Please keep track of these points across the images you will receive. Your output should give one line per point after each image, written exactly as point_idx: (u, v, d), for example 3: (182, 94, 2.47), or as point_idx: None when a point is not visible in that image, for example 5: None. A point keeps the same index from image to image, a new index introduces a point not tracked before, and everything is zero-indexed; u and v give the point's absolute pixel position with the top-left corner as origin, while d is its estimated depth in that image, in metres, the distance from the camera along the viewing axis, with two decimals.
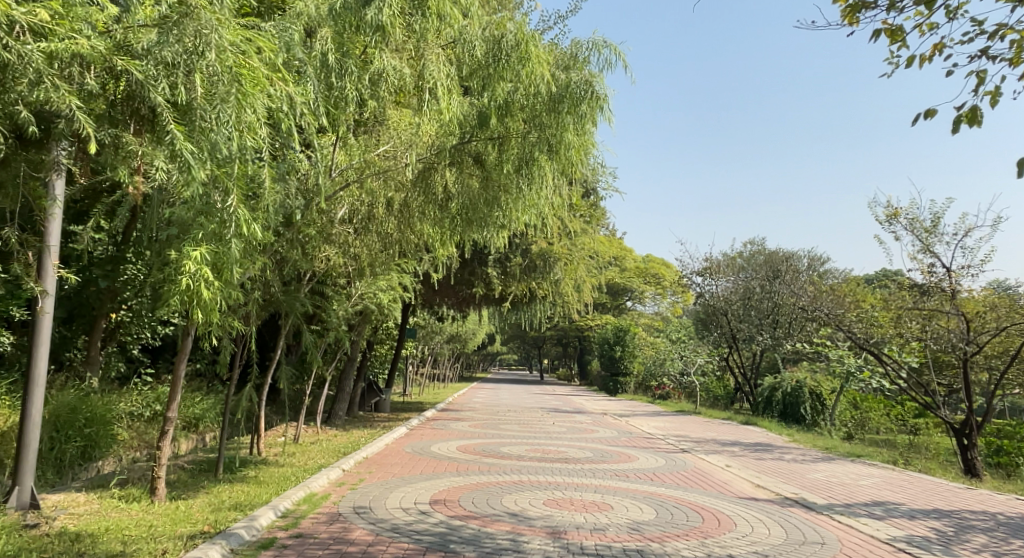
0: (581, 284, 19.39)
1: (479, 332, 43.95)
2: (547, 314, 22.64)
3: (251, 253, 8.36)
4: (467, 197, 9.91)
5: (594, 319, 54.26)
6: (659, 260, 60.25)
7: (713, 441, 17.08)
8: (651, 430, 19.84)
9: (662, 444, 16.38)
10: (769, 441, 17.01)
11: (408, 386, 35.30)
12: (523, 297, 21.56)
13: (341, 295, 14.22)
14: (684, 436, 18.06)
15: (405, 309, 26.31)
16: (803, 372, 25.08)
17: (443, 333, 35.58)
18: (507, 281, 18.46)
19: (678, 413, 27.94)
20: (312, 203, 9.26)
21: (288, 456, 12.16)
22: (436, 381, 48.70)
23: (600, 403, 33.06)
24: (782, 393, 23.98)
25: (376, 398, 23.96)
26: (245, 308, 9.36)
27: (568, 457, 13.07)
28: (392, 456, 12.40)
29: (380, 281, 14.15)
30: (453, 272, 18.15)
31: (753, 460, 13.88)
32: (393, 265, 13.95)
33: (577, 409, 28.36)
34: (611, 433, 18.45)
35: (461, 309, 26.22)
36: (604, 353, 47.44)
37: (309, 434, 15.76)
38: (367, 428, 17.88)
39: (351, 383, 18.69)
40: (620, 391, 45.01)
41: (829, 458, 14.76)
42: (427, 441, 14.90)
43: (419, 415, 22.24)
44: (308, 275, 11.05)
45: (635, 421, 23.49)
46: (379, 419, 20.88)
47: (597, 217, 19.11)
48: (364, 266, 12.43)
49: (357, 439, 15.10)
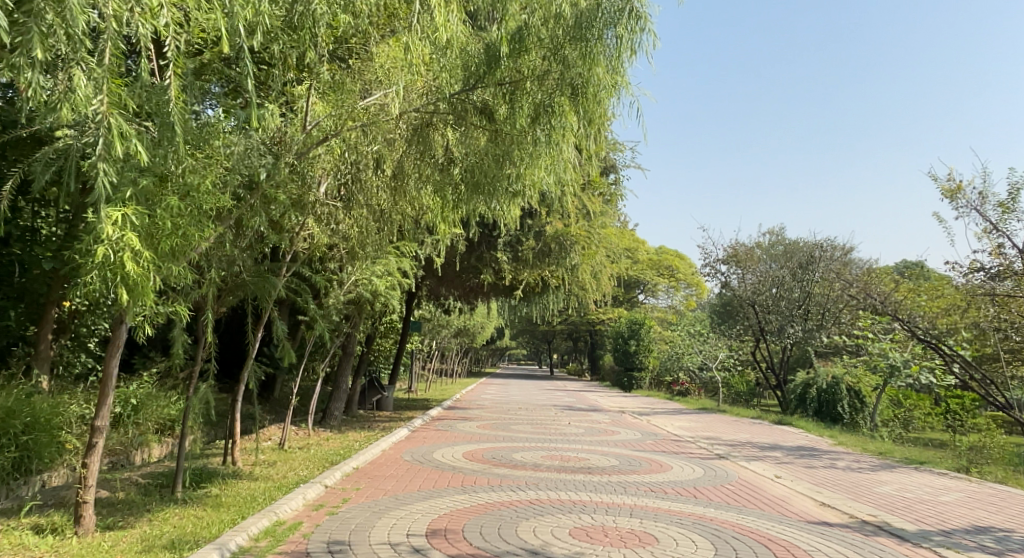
0: (600, 272, 17.63)
1: (488, 325, 42.19)
2: (561, 305, 20.90)
3: (197, 222, 6.53)
4: (473, 157, 8.37)
5: (607, 312, 52.43)
6: (672, 252, 58.38)
7: (751, 445, 15.37)
8: (677, 431, 18.11)
9: (695, 449, 14.64)
10: (814, 446, 15.30)
11: (414, 382, 33.58)
12: (534, 287, 19.82)
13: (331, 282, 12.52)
14: (716, 439, 16.33)
15: (408, 299, 24.62)
16: (838, 367, 23.31)
17: (450, 327, 33.86)
18: (519, 268, 16.70)
19: (701, 411, 26.23)
20: (281, 160, 7.52)
21: (268, 466, 10.44)
22: (443, 377, 47.04)
23: (616, 400, 31.42)
24: (817, 390, 22.46)
25: (378, 395, 22.23)
26: (198, 291, 7.51)
27: (592, 466, 11.32)
28: (388, 465, 10.66)
29: (375, 266, 12.43)
30: (458, 256, 16.36)
31: (805, 471, 12.14)
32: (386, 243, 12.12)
33: (593, 407, 26.68)
34: (634, 436, 16.70)
35: (469, 300, 24.53)
36: (618, 347, 45.67)
37: (298, 437, 14.04)
38: (365, 430, 16.15)
39: (348, 380, 16.98)
40: (635, 387, 43.23)
41: (888, 466, 13.01)
42: (430, 446, 13.18)
43: (424, 414, 20.58)
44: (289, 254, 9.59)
45: (657, 420, 21.81)
46: (379, 419, 19.15)
47: (617, 197, 17.32)
48: (360, 246, 10.73)
49: (353, 443, 13.43)
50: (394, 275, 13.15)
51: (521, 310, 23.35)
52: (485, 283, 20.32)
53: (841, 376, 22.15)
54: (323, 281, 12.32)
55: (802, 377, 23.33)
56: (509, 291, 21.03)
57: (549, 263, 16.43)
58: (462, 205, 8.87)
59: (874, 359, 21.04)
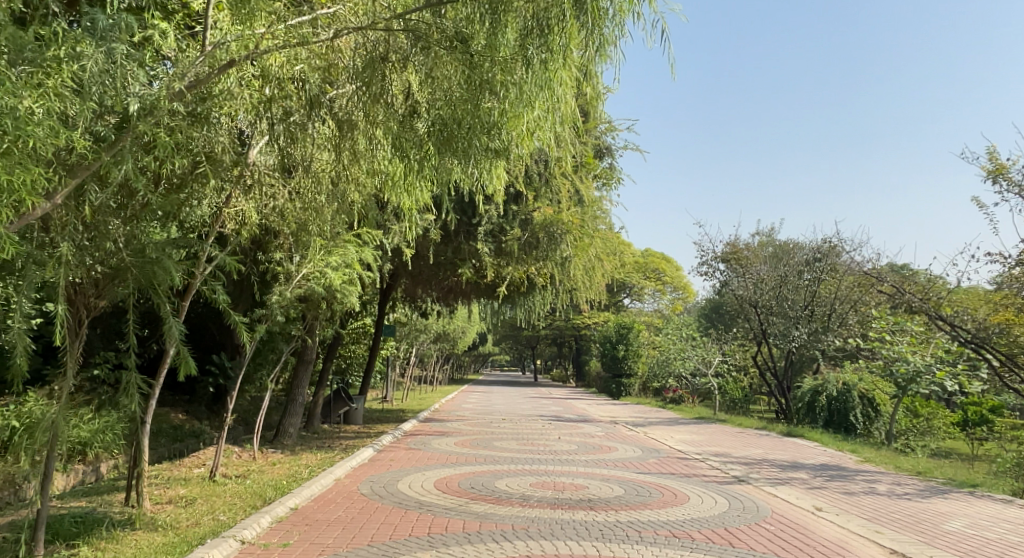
0: (593, 266, 15.61)
1: (469, 330, 40.19)
2: (549, 306, 18.85)
3: (13, 164, 4.23)
4: (442, 103, 6.64)
5: (593, 316, 50.48)
6: (659, 254, 56.65)
7: (769, 464, 13.39)
8: (680, 446, 16.07)
9: (706, 469, 12.59)
10: (842, 465, 13.33)
11: (390, 390, 31.41)
12: (519, 287, 17.76)
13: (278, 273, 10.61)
14: (727, 455, 14.26)
15: (380, 299, 22.43)
16: (850, 371, 21.32)
17: (428, 332, 31.62)
18: (502, 261, 14.60)
19: (699, 421, 24.24)
20: (168, 89, 5.31)
21: (184, 506, 8.26)
22: (422, 385, 44.73)
23: (606, 409, 29.30)
24: (826, 398, 20.32)
25: (346, 407, 20.01)
26: (40, 274, 5.25)
27: (594, 498, 9.29)
28: (338, 503, 8.47)
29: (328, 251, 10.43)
30: (430, 247, 14.18)
31: (847, 501, 10.14)
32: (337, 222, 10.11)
33: (582, 418, 24.62)
34: (634, 452, 14.65)
35: (447, 301, 22.39)
36: (604, 352, 43.57)
37: (239, 461, 11.82)
38: (323, 450, 13.93)
39: (306, 392, 14.89)
40: (624, 395, 41.13)
41: (939, 491, 11.04)
42: (397, 471, 11.05)
43: (396, 429, 18.38)
44: (215, 232, 7.84)
45: (655, 432, 19.77)
46: (343, 436, 16.91)
47: (614, 182, 15.30)
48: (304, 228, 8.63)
49: (303, 469, 11.21)
50: (355, 268, 11.18)
51: (504, 312, 21.30)
52: (464, 281, 18.24)
53: (852, 382, 20.15)
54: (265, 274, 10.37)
55: (808, 383, 21.32)
56: (490, 290, 18.96)
57: (537, 256, 14.35)
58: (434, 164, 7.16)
59: (891, 364, 19.14)
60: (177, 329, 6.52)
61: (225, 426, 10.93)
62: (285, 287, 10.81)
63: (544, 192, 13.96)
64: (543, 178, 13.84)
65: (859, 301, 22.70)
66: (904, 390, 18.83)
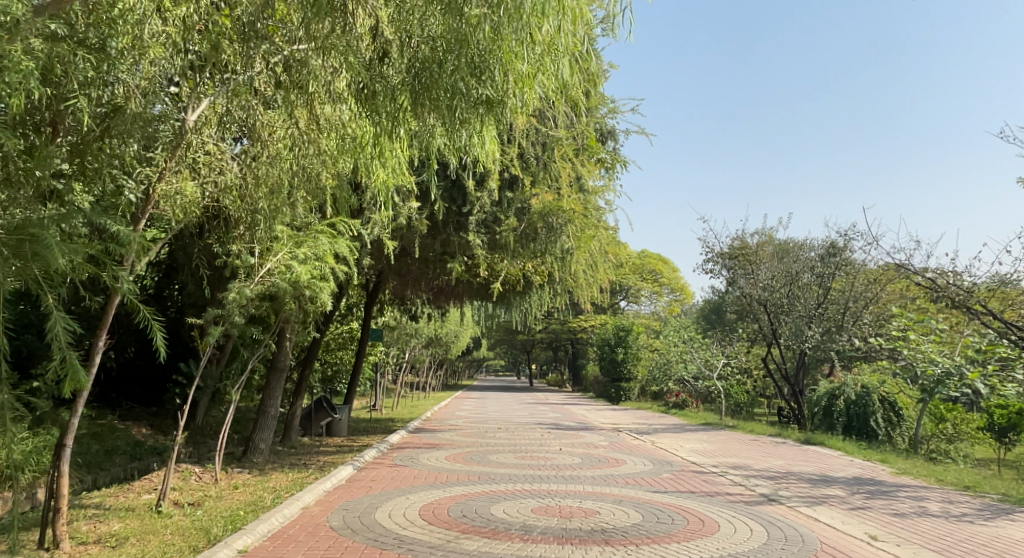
0: (596, 260, 14.20)
1: (463, 334, 38.71)
2: (547, 306, 17.41)
3: None
4: (416, 31, 5.92)
5: (590, 319, 49.00)
6: (656, 255, 55.32)
7: (798, 478, 11.93)
8: (693, 457, 14.61)
9: (729, 486, 11.13)
10: (880, 479, 11.88)
11: (380, 397, 29.97)
12: (514, 286, 16.33)
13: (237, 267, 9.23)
14: (748, 468, 12.79)
15: (366, 301, 21.02)
16: (869, 373, 19.85)
17: (420, 336, 30.17)
18: (495, 255, 13.15)
19: (705, 427, 22.82)
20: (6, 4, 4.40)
21: (109, 550, 6.78)
22: (414, 392, 43.23)
23: (607, 416, 27.80)
24: (845, 402, 18.64)
25: (329, 419, 18.55)
26: None
27: (607, 527, 7.88)
28: (300, 542, 7.04)
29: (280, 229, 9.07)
30: (414, 240, 12.70)
31: (901, 525, 8.70)
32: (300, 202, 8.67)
33: (583, 425, 23.14)
34: (644, 466, 13.20)
35: (438, 303, 20.94)
36: (602, 356, 42.07)
37: (197, 487, 10.34)
38: (297, 469, 12.42)
39: (279, 402, 13.63)
40: (623, 399, 39.57)
41: (1001, 511, 9.60)
42: (378, 497, 9.60)
43: (383, 442, 16.90)
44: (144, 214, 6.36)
45: (663, 441, 18.31)
46: (322, 452, 15.43)
47: (617, 167, 13.85)
48: (256, 207, 7.20)
49: (268, 495, 9.69)
50: (327, 262, 9.82)
51: (498, 314, 19.85)
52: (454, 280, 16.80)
53: (871, 385, 18.64)
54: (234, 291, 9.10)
55: (825, 387, 19.67)
56: (483, 289, 17.53)
57: (534, 249, 12.92)
58: (409, 118, 6.17)
59: (913, 364, 17.55)
60: (63, 327, 5.09)
61: (178, 445, 9.51)
62: (244, 283, 9.38)
63: (542, 177, 12.51)
64: (541, 161, 12.43)
65: (875, 298, 21.35)
66: (931, 394, 17.19)
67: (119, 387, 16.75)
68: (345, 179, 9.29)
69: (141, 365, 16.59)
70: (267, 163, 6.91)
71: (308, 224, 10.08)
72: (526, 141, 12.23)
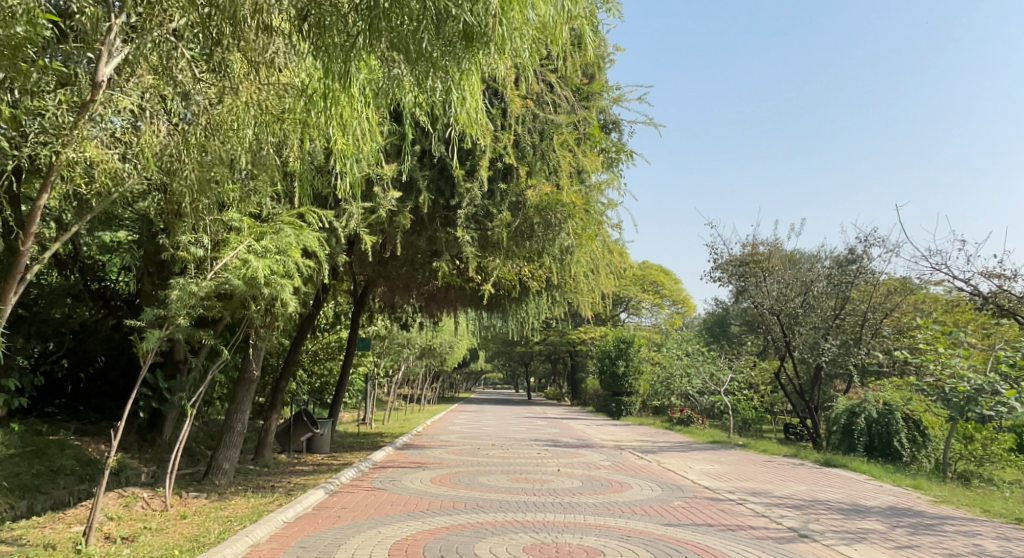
0: (599, 262, 12.90)
1: (459, 345, 37.30)
2: (545, 314, 16.09)
3: None
4: None
5: (589, 331, 47.64)
6: (657, 267, 53.99)
7: (827, 506, 10.55)
8: (705, 481, 13.21)
9: (750, 517, 9.78)
10: (920, 509, 10.49)
11: (370, 410, 28.57)
12: (509, 291, 15.03)
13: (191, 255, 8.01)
14: (768, 495, 11.41)
15: (355, 308, 19.74)
16: (890, 388, 18.45)
17: (412, 347, 28.79)
18: (485, 255, 11.83)
19: (713, 446, 21.39)
20: None
21: None
22: (407, 404, 41.77)
23: (608, 432, 26.36)
24: (866, 421, 17.06)
25: (309, 434, 17.21)
26: None
27: None
28: None
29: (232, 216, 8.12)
30: (396, 238, 11.38)
31: None
32: (247, 172, 7.41)
33: (584, 443, 21.70)
34: (650, 491, 11.85)
35: (430, 311, 19.63)
36: (603, 369, 40.59)
37: (138, 520, 9.10)
38: (262, 494, 11.09)
39: (247, 416, 12.42)
40: (624, 415, 38.07)
41: None
42: (345, 532, 8.26)
43: (366, 460, 15.51)
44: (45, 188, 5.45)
45: (670, 461, 16.89)
46: (296, 472, 14.06)
47: (621, 159, 12.56)
48: (188, 185, 6.41)
49: (216, 527, 8.48)
50: (292, 257, 8.53)
51: (494, 324, 18.51)
52: (445, 285, 15.47)
53: (894, 403, 17.09)
54: (178, 289, 7.85)
55: (843, 405, 18.02)
56: (477, 296, 16.22)
57: (531, 248, 11.61)
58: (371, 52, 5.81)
59: (941, 382, 16.14)
60: None
61: (110, 469, 8.30)
62: (193, 278, 8.08)
63: (539, 168, 11.26)
64: (538, 150, 11.24)
65: (894, 309, 19.99)
66: (961, 412, 15.80)
67: (86, 399, 15.41)
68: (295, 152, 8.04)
69: (113, 376, 15.31)
70: (206, 130, 6.14)
71: (271, 213, 8.91)
72: (521, 126, 11.02)
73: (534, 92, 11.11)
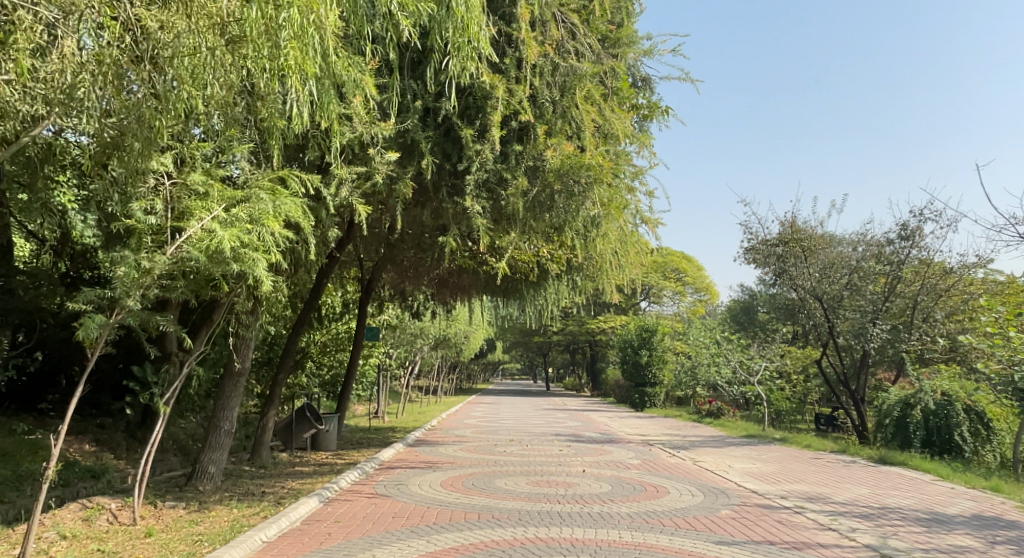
0: (629, 238, 11.35)
1: (475, 335, 35.92)
2: (567, 300, 14.58)
3: None
4: None
5: (610, 320, 46.07)
6: (679, 253, 52.24)
7: (903, 515, 8.99)
8: (750, 483, 11.66)
9: (815, 530, 8.24)
10: (1014, 520, 8.88)
11: (382, 403, 27.24)
12: (527, 273, 13.54)
13: (143, 223, 6.77)
14: (828, 501, 9.84)
15: (363, 295, 18.30)
16: (946, 375, 16.77)
17: (426, 336, 27.40)
18: (498, 228, 10.35)
19: (747, 439, 19.84)
20: None
21: None
22: (422, 397, 40.42)
23: (633, 426, 24.83)
24: (922, 413, 15.43)
25: (312, 431, 15.88)
26: None
27: None
28: None
29: (193, 176, 7.02)
30: (397, 209, 9.93)
31: None
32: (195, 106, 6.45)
33: (609, 437, 20.21)
34: (690, 496, 10.37)
35: (443, 298, 18.17)
36: (625, 359, 39.00)
37: (95, 540, 7.84)
38: (249, 503, 9.74)
39: (236, 414, 11.13)
40: (648, 406, 36.52)
41: None
42: None
43: (372, 459, 14.15)
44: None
45: (706, 459, 15.34)
46: (294, 474, 12.72)
47: (653, 117, 10.95)
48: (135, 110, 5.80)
49: (181, 551, 7.25)
50: (268, 228, 7.07)
51: (511, 313, 17.05)
52: (456, 268, 14.00)
53: (953, 392, 15.41)
54: (127, 262, 6.51)
55: (896, 395, 16.36)
56: (491, 280, 14.74)
57: (551, 221, 10.10)
58: None
59: (1008, 368, 14.47)
60: None
61: (50, 480, 6.93)
62: (147, 252, 6.71)
63: (560, 127, 9.78)
64: (558, 108, 9.70)
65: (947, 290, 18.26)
66: None
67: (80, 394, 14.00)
68: (243, 82, 6.80)
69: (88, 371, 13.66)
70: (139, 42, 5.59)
71: (245, 176, 7.49)
72: (538, 78, 9.55)
73: (553, 39, 9.64)
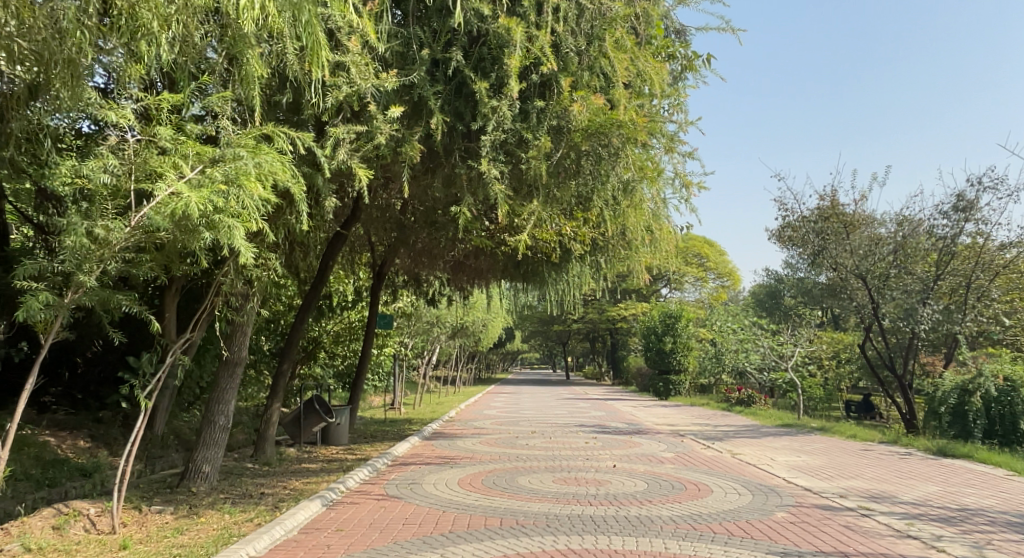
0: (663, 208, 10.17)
1: (492, 324, 34.88)
2: (593, 282, 13.44)
3: None
4: None
5: (630, 308, 44.84)
6: (701, 238, 50.82)
7: (988, 518, 7.80)
8: (801, 479, 10.48)
9: (892, 537, 7.09)
10: None
11: (398, 394, 26.27)
12: (549, 253, 12.40)
13: (99, 184, 5.74)
14: (896, 501, 8.68)
15: (375, 280, 17.29)
16: (1004, 358, 15.47)
17: (442, 325, 26.37)
18: (518, 198, 9.22)
19: (784, 429, 18.63)
20: None
21: None
22: (439, 387, 39.48)
23: (660, 415, 23.67)
24: (980, 400, 14.16)
25: (321, 424, 14.87)
26: None
27: None
28: None
29: (157, 130, 6.01)
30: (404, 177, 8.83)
31: None
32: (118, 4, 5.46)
33: (637, 428, 19.09)
34: (737, 495, 9.23)
35: (459, 283, 17.09)
36: (647, 346, 37.79)
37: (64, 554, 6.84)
38: (245, 507, 8.73)
39: (232, 408, 10.13)
40: (672, 394, 35.35)
41: None
42: None
43: (385, 454, 13.11)
44: None
45: (745, 451, 14.17)
46: (299, 472, 11.71)
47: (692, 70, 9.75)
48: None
49: None
50: (249, 191, 5.95)
51: (532, 297, 15.93)
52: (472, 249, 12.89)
53: (1017, 377, 14.12)
54: (79, 228, 5.48)
55: (950, 379, 15.11)
56: (511, 261, 13.62)
57: (577, 188, 8.95)
58: None
59: None
60: None
61: None
62: (106, 219, 5.66)
63: (586, 79, 8.65)
64: (584, 59, 8.62)
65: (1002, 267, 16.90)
66: None
67: None
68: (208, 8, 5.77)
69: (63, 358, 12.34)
70: None
71: (224, 135, 6.40)
72: (561, 24, 8.42)
73: None
